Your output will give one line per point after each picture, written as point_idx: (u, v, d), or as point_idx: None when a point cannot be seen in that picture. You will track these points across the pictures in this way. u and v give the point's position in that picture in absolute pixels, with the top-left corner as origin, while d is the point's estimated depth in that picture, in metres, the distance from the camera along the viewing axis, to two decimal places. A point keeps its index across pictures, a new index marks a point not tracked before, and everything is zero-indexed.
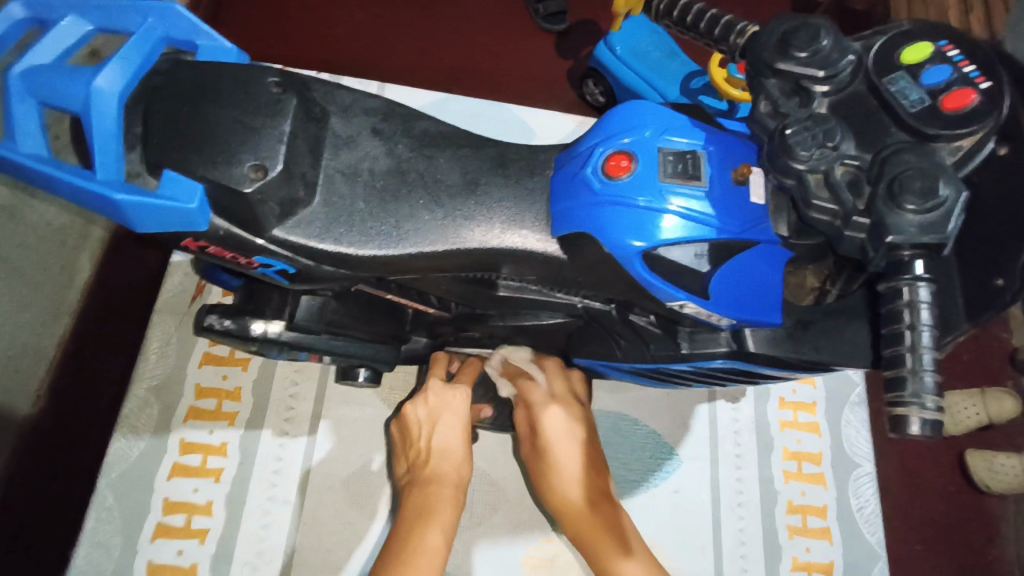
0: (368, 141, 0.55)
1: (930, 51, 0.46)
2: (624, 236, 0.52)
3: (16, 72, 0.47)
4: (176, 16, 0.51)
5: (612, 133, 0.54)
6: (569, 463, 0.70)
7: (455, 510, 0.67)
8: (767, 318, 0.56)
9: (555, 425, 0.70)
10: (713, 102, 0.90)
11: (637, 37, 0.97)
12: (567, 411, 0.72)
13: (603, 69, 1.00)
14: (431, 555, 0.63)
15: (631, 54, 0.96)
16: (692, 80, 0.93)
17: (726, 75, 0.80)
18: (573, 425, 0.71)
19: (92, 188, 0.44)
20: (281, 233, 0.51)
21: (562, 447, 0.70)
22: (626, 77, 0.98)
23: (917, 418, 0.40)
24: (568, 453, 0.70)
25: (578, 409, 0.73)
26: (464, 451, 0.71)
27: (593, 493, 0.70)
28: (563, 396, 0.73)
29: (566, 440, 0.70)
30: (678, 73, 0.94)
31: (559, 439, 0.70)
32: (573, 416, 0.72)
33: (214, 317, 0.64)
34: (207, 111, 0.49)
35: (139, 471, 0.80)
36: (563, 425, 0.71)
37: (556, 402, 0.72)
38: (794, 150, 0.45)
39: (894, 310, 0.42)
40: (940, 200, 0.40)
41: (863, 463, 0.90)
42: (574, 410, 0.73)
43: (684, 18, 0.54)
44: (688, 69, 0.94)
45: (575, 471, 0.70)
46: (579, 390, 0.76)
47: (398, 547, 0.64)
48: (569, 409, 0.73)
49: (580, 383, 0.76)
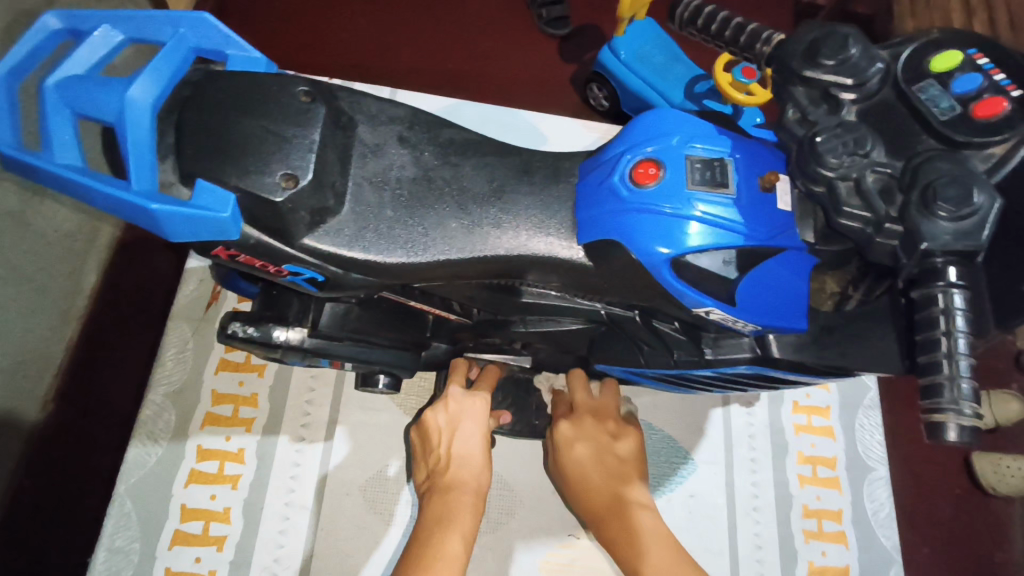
0: (394, 149, 0.55)
1: (960, 59, 0.46)
2: (651, 243, 0.52)
3: (50, 83, 0.47)
4: (207, 26, 0.51)
5: (638, 140, 0.55)
6: (581, 471, 0.71)
7: (474, 519, 0.67)
8: (791, 324, 0.56)
9: (564, 438, 0.74)
10: (718, 105, 0.89)
11: (642, 41, 0.97)
12: (580, 423, 0.74)
13: (609, 74, 1.00)
14: (451, 559, 0.63)
15: (635, 59, 0.96)
16: (697, 84, 0.92)
17: (730, 80, 0.76)
18: (584, 435, 0.73)
19: (127, 198, 0.44)
20: (311, 241, 0.51)
21: (572, 458, 0.72)
22: (631, 82, 0.98)
23: (954, 425, 0.40)
24: (577, 463, 0.72)
25: (609, 425, 0.75)
26: (485, 460, 0.71)
27: (609, 496, 0.69)
28: (580, 408, 0.76)
29: (576, 449, 0.72)
30: (685, 77, 0.94)
31: (569, 451, 0.73)
32: (587, 425, 0.74)
33: (237, 325, 0.64)
34: (238, 121, 0.49)
35: (157, 478, 0.80)
36: (573, 437, 0.73)
37: (583, 417, 0.75)
38: (824, 157, 0.46)
39: (929, 316, 0.42)
40: (974, 208, 0.41)
41: (877, 466, 0.90)
42: (590, 421, 0.75)
43: (709, 26, 0.54)
44: (693, 73, 0.94)
45: (586, 482, 0.71)
46: (609, 401, 0.77)
47: (418, 552, 0.63)
48: (585, 419, 0.75)
49: (612, 394, 0.78)
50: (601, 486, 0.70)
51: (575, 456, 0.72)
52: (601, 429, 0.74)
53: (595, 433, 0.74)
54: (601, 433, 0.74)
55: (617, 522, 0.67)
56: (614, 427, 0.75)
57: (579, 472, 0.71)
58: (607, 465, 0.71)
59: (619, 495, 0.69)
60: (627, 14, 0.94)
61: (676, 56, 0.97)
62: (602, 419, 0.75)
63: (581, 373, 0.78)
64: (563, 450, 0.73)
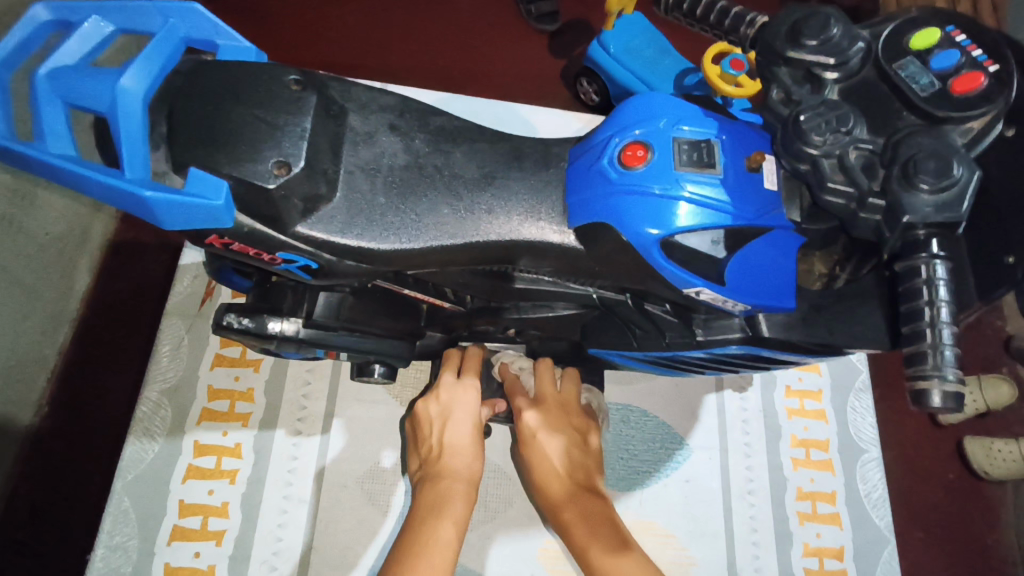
0: (386, 137, 0.55)
1: (938, 36, 0.46)
2: (641, 224, 0.53)
3: (42, 73, 0.47)
4: (197, 16, 0.52)
5: (627, 123, 0.56)
6: (546, 460, 0.72)
7: (466, 506, 0.68)
8: (781, 303, 0.57)
9: (531, 427, 0.73)
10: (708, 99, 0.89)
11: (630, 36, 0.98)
12: (545, 413, 0.74)
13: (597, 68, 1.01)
14: (443, 546, 0.64)
15: (624, 53, 0.97)
16: (686, 77, 0.91)
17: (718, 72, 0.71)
18: (551, 425, 0.74)
19: (120, 185, 0.44)
20: (304, 228, 0.51)
21: (539, 449, 0.73)
22: (620, 75, 0.99)
23: (938, 391, 0.40)
24: (544, 455, 0.72)
25: (573, 418, 0.75)
26: (473, 446, 0.71)
27: (573, 489, 0.71)
28: (547, 399, 0.75)
29: (543, 440, 0.73)
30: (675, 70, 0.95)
31: (535, 439, 0.73)
32: (554, 416, 0.74)
33: (232, 316, 0.64)
34: (230, 109, 0.50)
35: (155, 474, 0.80)
36: (539, 426, 0.73)
37: (547, 407, 0.75)
38: (808, 135, 0.46)
39: (913, 287, 0.44)
40: (955, 179, 0.42)
41: (869, 448, 0.91)
42: (556, 413, 0.75)
43: (694, 10, 0.55)
44: (682, 66, 0.95)
45: (552, 472, 0.72)
46: (573, 394, 0.77)
47: (411, 538, 0.64)
48: (552, 411, 0.75)
49: (573, 386, 0.78)
50: (567, 479, 0.71)
51: (542, 446, 0.72)
52: (568, 420, 0.75)
53: (561, 424, 0.74)
54: (567, 424, 0.74)
55: (579, 513, 0.69)
56: (579, 419, 0.76)
57: (545, 461, 0.72)
58: (573, 458, 0.73)
59: (582, 489, 0.71)
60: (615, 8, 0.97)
61: (665, 50, 0.97)
62: (568, 411, 0.76)
63: (548, 362, 0.77)
64: (530, 438, 0.73)
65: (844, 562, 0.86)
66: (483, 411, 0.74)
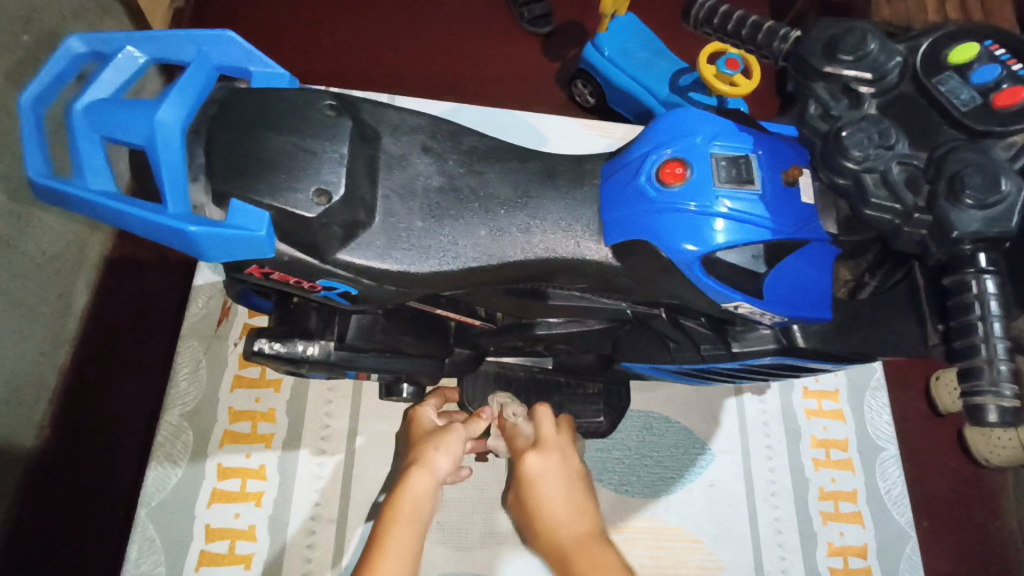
0: (419, 159, 0.55)
1: (977, 51, 0.47)
2: (679, 241, 0.53)
3: (78, 107, 0.46)
4: (229, 43, 0.51)
5: (662, 140, 0.56)
6: (552, 506, 0.65)
7: (428, 501, 0.64)
8: (817, 314, 0.57)
9: (533, 472, 0.67)
10: (702, 97, 0.93)
11: (625, 38, 1.01)
12: (548, 456, 0.68)
13: (594, 69, 1.04)
14: (402, 553, 0.59)
15: (620, 54, 1.00)
16: (681, 77, 0.96)
17: (714, 73, 0.82)
18: (554, 468, 0.67)
19: (164, 221, 0.44)
20: (345, 255, 0.51)
21: (543, 492, 0.66)
22: (614, 75, 1.02)
23: (994, 407, 0.41)
24: (547, 498, 0.65)
25: (576, 463, 0.69)
26: (431, 434, 0.71)
27: (580, 535, 0.63)
28: (547, 441, 0.69)
29: (545, 485, 0.66)
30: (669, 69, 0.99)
31: (538, 485, 0.66)
32: (557, 458, 0.68)
33: (263, 341, 0.63)
34: (266, 139, 0.49)
35: (180, 500, 0.79)
36: (540, 470, 0.67)
37: (549, 451, 0.68)
38: (848, 150, 0.47)
39: (963, 302, 0.43)
40: (1002, 195, 0.42)
41: (887, 446, 0.92)
42: (559, 456, 0.68)
43: (724, 25, 0.54)
44: (677, 67, 0.98)
45: (555, 519, 0.64)
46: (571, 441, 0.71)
47: (371, 544, 0.61)
48: (553, 454, 0.68)
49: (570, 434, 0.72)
50: (572, 526, 0.64)
51: (545, 489, 0.66)
52: (570, 465, 0.68)
53: (565, 468, 0.68)
54: (571, 469, 0.68)
55: (586, 558, 0.61)
56: (582, 466, 0.69)
57: (551, 509, 0.65)
58: (579, 503, 0.65)
59: (588, 534, 0.63)
60: (610, 11, 0.97)
61: (659, 52, 1.00)
62: (570, 455, 0.69)
63: (547, 410, 0.72)
64: (531, 484, 0.67)
65: (869, 560, 0.87)
66: (471, 428, 0.72)
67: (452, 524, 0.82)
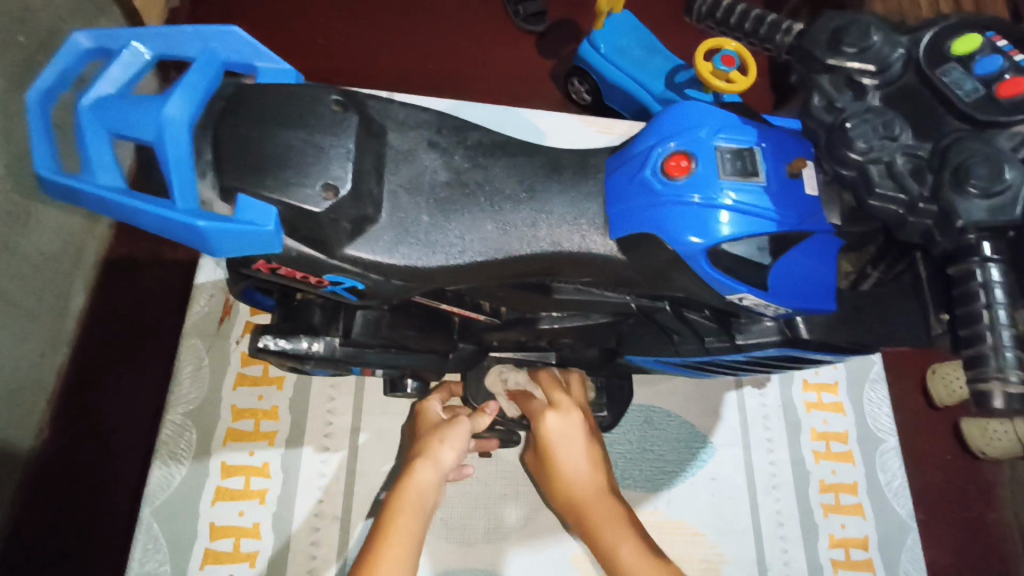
0: (426, 154, 0.55)
1: (979, 42, 0.48)
2: (685, 233, 0.53)
3: (85, 104, 0.46)
4: (235, 39, 0.51)
5: (667, 133, 0.56)
6: (571, 453, 0.71)
7: (432, 493, 0.65)
8: (821, 305, 0.58)
9: (556, 436, 0.72)
10: (698, 94, 0.92)
11: (621, 35, 1.02)
12: (567, 415, 0.73)
13: (589, 66, 1.04)
14: (406, 540, 0.61)
15: (614, 51, 1.01)
16: (677, 74, 0.96)
17: (711, 70, 0.83)
18: (573, 425, 0.72)
19: (174, 217, 0.44)
20: (352, 250, 0.51)
21: (562, 447, 0.71)
22: (610, 73, 1.02)
23: (1001, 394, 0.41)
24: (567, 448, 0.71)
25: (585, 417, 0.74)
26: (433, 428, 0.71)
27: (595, 487, 0.69)
28: (563, 402, 0.74)
29: (566, 440, 0.71)
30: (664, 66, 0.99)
31: (559, 443, 0.71)
32: (574, 417, 0.73)
33: (269, 338, 0.63)
34: (273, 133, 0.49)
35: (184, 498, 0.79)
36: (562, 431, 0.72)
37: (571, 414, 0.73)
38: (853, 142, 0.47)
39: (969, 290, 0.44)
40: (1006, 184, 0.43)
41: (888, 437, 0.93)
42: (577, 414, 0.73)
43: (727, 19, 0.54)
44: (671, 63, 0.98)
45: (573, 470, 0.70)
46: (583, 400, 0.76)
47: (376, 533, 0.61)
48: (574, 419, 0.73)
49: (579, 391, 0.77)
50: (590, 474, 0.70)
51: (565, 450, 0.71)
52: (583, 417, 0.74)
53: (580, 426, 0.72)
54: (584, 423, 0.73)
55: (603, 511, 0.68)
56: (591, 420, 0.75)
57: (570, 457, 0.71)
58: (593, 457, 0.71)
59: (604, 489, 0.69)
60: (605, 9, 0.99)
61: (653, 47, 1.01)
62: (583, 411, 0.75)
63: (577, 382, 0.77)
64: (552, 435, 0.72)
65: (869, 552, 0.87)
66: (477, 425, 0.72)
67: (456, 520, 0.82)
